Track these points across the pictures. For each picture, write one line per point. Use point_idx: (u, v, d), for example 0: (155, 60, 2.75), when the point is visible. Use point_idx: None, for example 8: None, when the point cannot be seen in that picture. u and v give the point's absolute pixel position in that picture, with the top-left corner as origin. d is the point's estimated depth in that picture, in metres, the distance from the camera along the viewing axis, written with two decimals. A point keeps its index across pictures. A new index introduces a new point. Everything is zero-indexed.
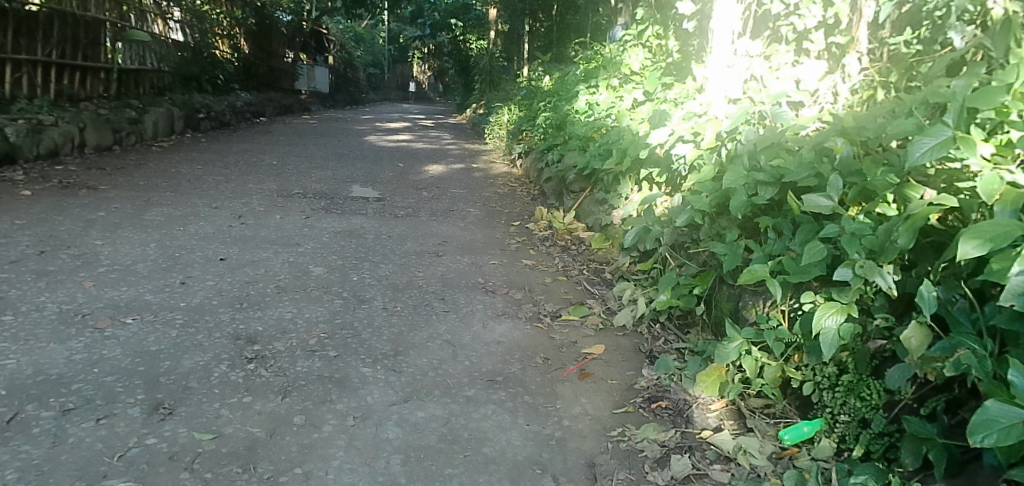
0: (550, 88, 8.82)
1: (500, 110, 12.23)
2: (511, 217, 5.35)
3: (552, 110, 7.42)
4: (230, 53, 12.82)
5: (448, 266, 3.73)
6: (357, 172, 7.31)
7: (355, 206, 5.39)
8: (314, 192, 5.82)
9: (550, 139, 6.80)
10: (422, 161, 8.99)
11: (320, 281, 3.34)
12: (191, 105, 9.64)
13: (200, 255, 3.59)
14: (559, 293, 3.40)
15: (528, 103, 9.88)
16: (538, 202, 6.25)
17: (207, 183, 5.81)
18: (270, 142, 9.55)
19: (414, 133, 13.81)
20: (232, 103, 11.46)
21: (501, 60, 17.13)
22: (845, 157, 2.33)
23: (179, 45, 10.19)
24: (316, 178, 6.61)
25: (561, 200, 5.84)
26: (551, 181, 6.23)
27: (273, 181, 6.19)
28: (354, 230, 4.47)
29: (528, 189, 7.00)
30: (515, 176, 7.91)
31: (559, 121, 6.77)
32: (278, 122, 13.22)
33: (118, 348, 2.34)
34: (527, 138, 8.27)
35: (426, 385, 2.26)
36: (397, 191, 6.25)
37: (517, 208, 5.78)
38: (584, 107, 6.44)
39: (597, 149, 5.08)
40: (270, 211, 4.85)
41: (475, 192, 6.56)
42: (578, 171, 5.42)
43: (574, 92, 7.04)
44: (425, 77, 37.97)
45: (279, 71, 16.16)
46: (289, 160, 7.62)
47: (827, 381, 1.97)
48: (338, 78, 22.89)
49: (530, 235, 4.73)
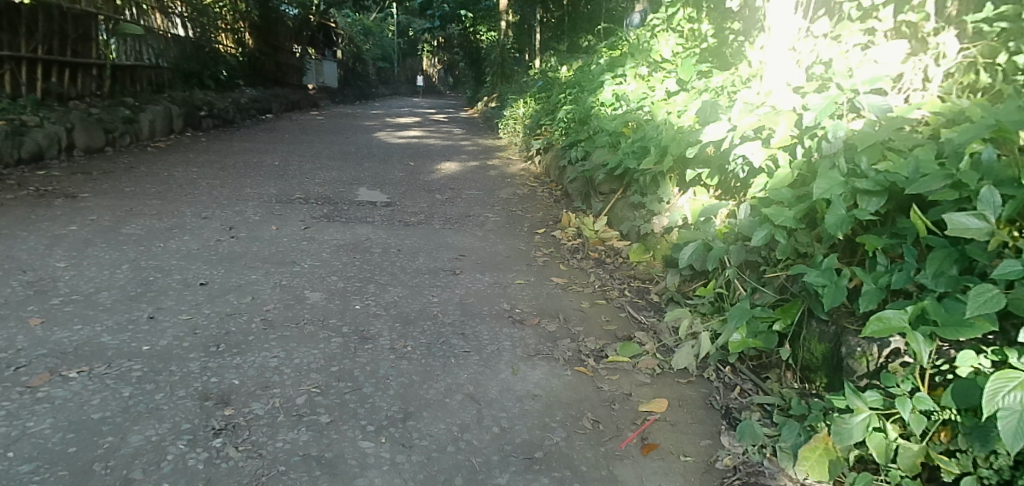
0: (567, 80, 8.26)
1: (514, 104, 11.66)
2: (534, 224, 4.79)
3: (573, 102, 6.85)
4: (234, 47, 12.34)
5: (468, 289, 3.18)
6: (365, 173, 6.79)
7: (361, 213, 4.85)
8: (316, 198, 5.30)
9: (572, 135, 6.24)
10: (434, 159, 8.46)
11: (317, 310, 2.80)
12: (193, 103, 9.15)
13: (178, 279, 3.06)
14: (600, 323, 2.85)
15: (545, 96, 9.32)
16: (561, 205, 5.70)
17: (201, 188, 5.31)
18: (274, 140, 9.04)
19: (426, 129, 13.27)
20: (236, 99, 10.96)
21: (512, 53, 16.58)
22: (992, 161, 1.79)
23: (180, 40, 9.70)
24: (320, 180, 6.09)
25: (588, 203, 5.26)
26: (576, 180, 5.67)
27: (273, 184, 5.68)
28: (358, 243, 3.93)
29: (549, 189, 6.43)
30: (534, 174, 7.36)
31: (583, 115, 6.19)
32: (285, 119, 12.72)
33: (49, 418, 1.84)
34: (545, 133, 7.72)
35: (444, 469, 1.73)
36: (409, 194, 5.71)
37: (540, 213, 5.22)
38: (610, 98, 5.90)
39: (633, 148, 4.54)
40: (266, 221, 4.32)
41: (492, 193, 6.00)
42: (608, 171, 4.85)
43: (598, 83, 6.44)
44: (434, 71, 37.48)
45: (285, 67, 15.66)
46: (292, 161, 7.12)
47: (999, 476, 1.46)
48: (347, 73, 22.39)
49: (558, 245, 4.18)
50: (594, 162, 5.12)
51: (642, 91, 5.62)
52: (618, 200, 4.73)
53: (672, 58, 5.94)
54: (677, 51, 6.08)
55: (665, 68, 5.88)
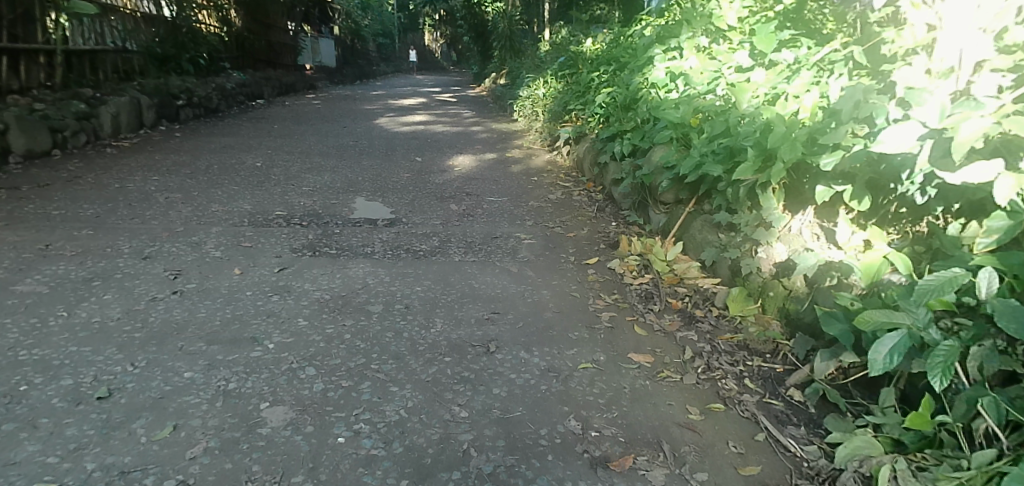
0: (598, 56, 7.15)
1: (529, 83, 10.46)
2: (581, 249, 3.71)
3: (612, 81, 5.77)
4: (217, 26, 11.17)
5: (511, 390, 2.10)
6: (363, 175, 5.68)
7: (357, 240, 3.75)
8: (301, 215, 4.22)
9: (617, 124, 5.19)
10: (444, 152, 7.37)
11: (275, 453, 1.74)
12: (168, 90, 8.03)
13: (65, 387, 1.99)
14: (731, 460, 1.79)
15: (570, 75, 8.20)
16: (607, 214, 4.62)
17: (156, 203, 4.19)
18: (261, 132, 7.93)
19: (431, 112, 12.11)
20: (221, 85, 9.82)
21: (522, 25, 15.37)
22: None
23: (149, 19, 8.59)
24: (308, 188, 5.01)
25: (645, 215, 4.18)
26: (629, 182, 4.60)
27: (249, 197, 4.59)
28: (349, 295, 2.83)
29: (587, 192, 5.36)
30: (564, 170, 6.28)
31: (629, 100, 5.15)
32: (276, 104, 11.56)
33: None
34: (576, 120, 6.64)
35: None
36: (418, 207, 4.61)
37: (584, 231, 4.13)
38: (664, 77, 4.87)
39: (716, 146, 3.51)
40: (230, 259, 3.21)
41: (518, 201, 4.89)
42: (674, 176, 3.78)
43: (644, 58, 5.38)
44: (437, 45, 36.15)
45: (278, 46, 14.46)
46: (278, 161, 6.01)
47: None
48: (346, 50, 21.17)
49: (622, 286, 3.11)
50: (653, 162, 4.05)
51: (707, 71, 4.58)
52: (692, 216, 3.66)
53: (741, 26, 4.91)
54: (744, 18, 5.02)
55: (733, 38, 4.83)
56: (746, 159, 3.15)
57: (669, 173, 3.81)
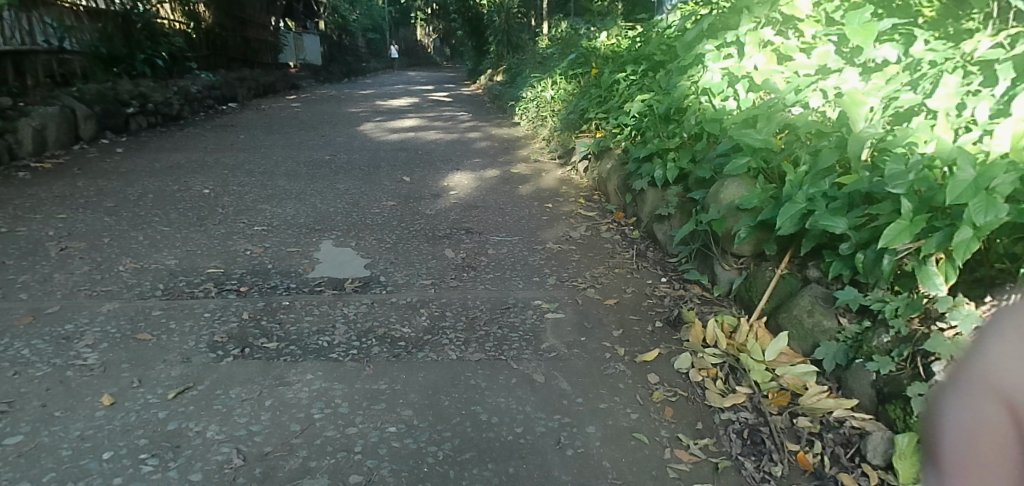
0: (623, 55, 6.13)
1: (533, 84, 9.36)
2: (631, 332, 2.62)
3: (648, 86, 4.78)
4: (184, 23, 10.24)
5: None
6: (335, 208, 4.65)
7: (310, 320, 2.69)
8: (240, 275, 3.18)
9: (657, 139, 4.20)
10: (436, 168, 6.32)
11: None
12: (114, 97, 7.26)
13: None
14: None
15: (584, 77, 7.16)
16: (648, 262, 3.58)
17: (43, 263, 3.14)
18: (224, 146, 6.89)
19: (423, 114, 11.01)
20: (183, 88, 8.95)
21: (519, 18, 14.29)
22: None
23: (95, 14, 7.77)
24: (259, 230, 3.97)
25: (706, 268, 3.16)
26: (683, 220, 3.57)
27: (176, 245, 3.60)
28: (277, 455, 1.75)
29: (617, 226, 4.32)
30: (583, 195, 5.24)
31: (673, 109, 4.18)
32: (251, 109, 10.51)
33: None
34: (596, 131, 5.62)
35: None
36: (397, 257, 3.60)
37: (628, 294, 3.07)
38: (719, 78, 3.89)
39: (828, 187, 2.51)
40: (106, 373, 2.14)
41: (532, 246, 3.84)
42: (756, 221, 2.78)
43: (689, 51, 4.38)
44: (431, 41, 35.10)
45: (256, 44, 13.44)
46: (232, 189, 5.05)
47: None
48: (334, 47, 20.14)
49: (709, 416, 2.06)
50: (722, 201, 3.01)
51: (780, 75, 3.62)
52: (785, 282, 2.62)
53: (817, 14, 3.90)
54: (820, 4, 3.99)
55: (807, 29, 3.82)
56: (888, 214, 2.17)
57: (749, 217, 2.80)
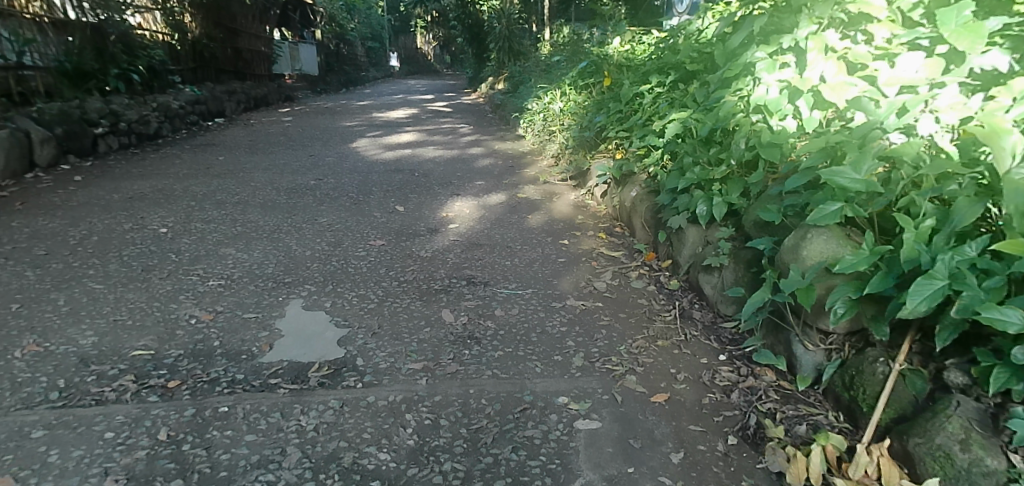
0: (646, 62, 5.39)
1: (539, 94, 8.63)
2: (698, 457, 1.96)
3: (682, 102, 4.06)
4: (167, 34, 9.55)
5: None
6: (311, 251, 3.90)
7: (253, 442, 1.98)
8: (175, 361, 2.47)
9: (697, 166, 3.49)
10: (434, 192, 5.60)
11: None
12: (78, 116, 6.53)
13: None
14: None
15: (599, 88, 6.42)
16: (695, 326, 2.86)
17: None
18: (198, 170, 6.20)
19: (421, 127, 10.29)
20: (163, 104, 8.20)
21: (521, 23, 13.55)
22: None
23: (61, 25, 7.11)
24: (214, 287, 3.25)
25: (777, 342, 2.43)
26: (739, 272, 2.84)
27: (104, 312, 2.89)
28: None
29: (648, 270, 3.60)
30: (603, 227, 4.52)
31: (718, 131, 3.47)
32: (238, 124, 9.83)
33: None
34: (618, 152, 4.89)
35: None
36: (382, 324, 2.88)
37: (681, 380, 2.37)
38: (778, 94, 3.17)
39: (976, 255, 1.80)
40: None
41: (548, 305, 3.13)
42: (860, 291, 2.06)
43: (736, 58, 3.64)
44: (431, 48, 34.51)
45: (247, 54, 12.75)
46: (195, 227, 4.33)
47: None
48: (331, 55, 19.47)
49: None
50: (805, 259, 2.28)
51: (858, 91, 2.88)
52: (906, 381, 1.91)
53: (894, 13, 3.12)
54: None
55: (882, 31, 3.06)
56: None
57: (847, 287, 2.08)
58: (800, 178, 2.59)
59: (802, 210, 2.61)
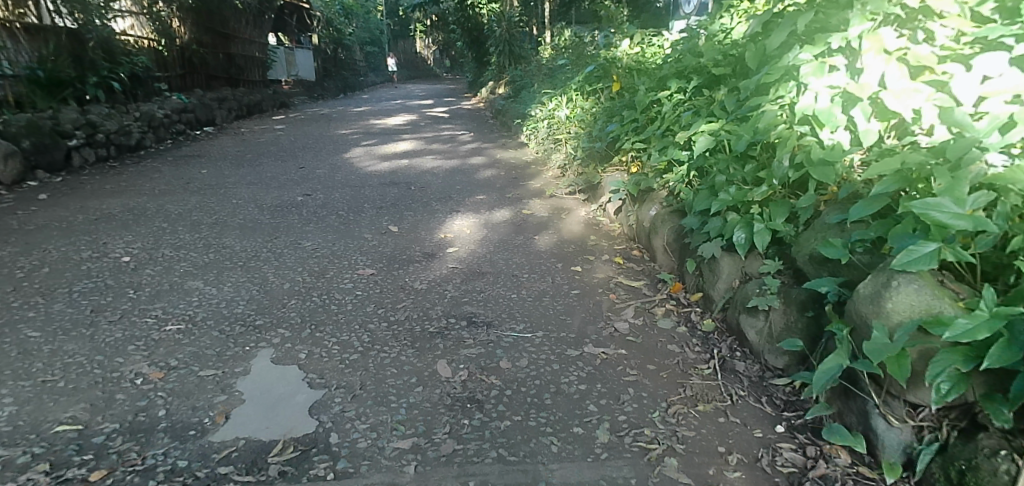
0: (661, 66, 4.92)
1: (543, 100, 8.17)
2: None
3: (710, 112, 3.60)
4: (154, 40, 9.10)
5: None
6: (290, 283, 3.44)
7: None
8: (108, 441, 2.01)
9: (731, 186, 3.03)
10: (431, 209, 5.14)
11: None
12: (51, 128, 6.09)
13: None
14: None
15: (609, 95, 5.97)
16: (741, 379, 2.42)
17: None
18: (176, 185, 5.74)
19: (419, 134, 9.84)
20: (147, 113, 7.74)
21: (522, 27, 13.11)
22: None
23: (35, 32, 6.72)
24: (172, 333, 2.78)
25: (847, 410, 1.99)
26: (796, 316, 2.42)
27: (36, 371, 2.42)
28: None
29: (676, 305, 3.15)
30: (619, 250, 4.06)
31: (757, 143, 3.00)
32: (227, 134, 9.37)
33: None
34: (634, 165, 4.43)
35: None
36: (365, 383, 2.41)
37: (734, 464, 1.96)
38: (829, 102, 2.70)
39: None
40: None
41: (561, 353, 2.66)
42: (976, 360, 1.62)
43: (776, 59, 3.16)
44: (430, 52, 34.18)
45: (240, 60, 12.31)
46: (163, 253, 3.86)
47: None
48: (329, 61, 19.05)
49: None
50: (890, 314, 1.81)
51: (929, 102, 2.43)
52: None
53: (964, 7, 2.59)
54: None
55: (947, 27, 2.58)
56: None
57: (954, 354, 1.63)
58: (869, 208, 2.16)
59: (874, 246, 2.18)
